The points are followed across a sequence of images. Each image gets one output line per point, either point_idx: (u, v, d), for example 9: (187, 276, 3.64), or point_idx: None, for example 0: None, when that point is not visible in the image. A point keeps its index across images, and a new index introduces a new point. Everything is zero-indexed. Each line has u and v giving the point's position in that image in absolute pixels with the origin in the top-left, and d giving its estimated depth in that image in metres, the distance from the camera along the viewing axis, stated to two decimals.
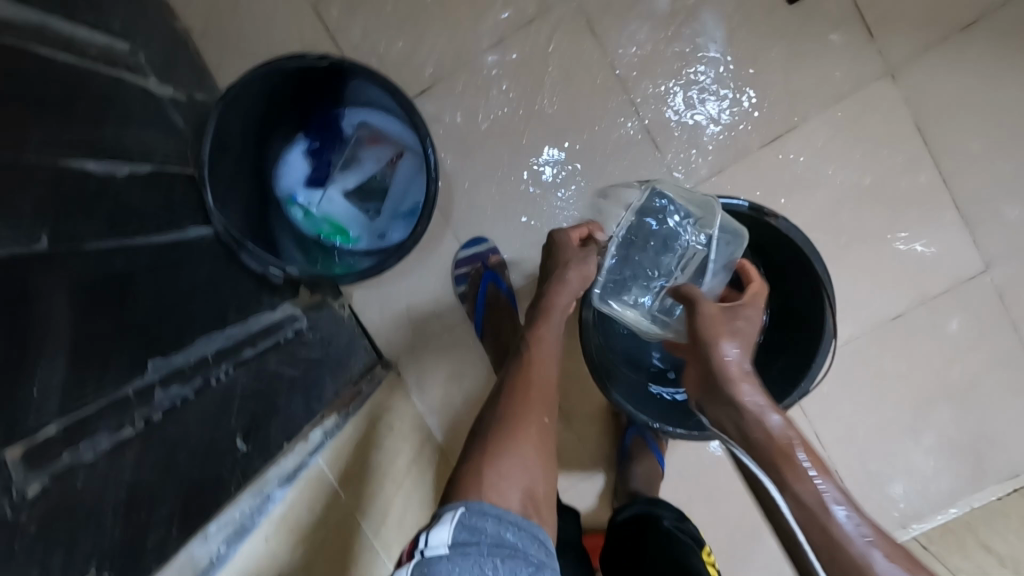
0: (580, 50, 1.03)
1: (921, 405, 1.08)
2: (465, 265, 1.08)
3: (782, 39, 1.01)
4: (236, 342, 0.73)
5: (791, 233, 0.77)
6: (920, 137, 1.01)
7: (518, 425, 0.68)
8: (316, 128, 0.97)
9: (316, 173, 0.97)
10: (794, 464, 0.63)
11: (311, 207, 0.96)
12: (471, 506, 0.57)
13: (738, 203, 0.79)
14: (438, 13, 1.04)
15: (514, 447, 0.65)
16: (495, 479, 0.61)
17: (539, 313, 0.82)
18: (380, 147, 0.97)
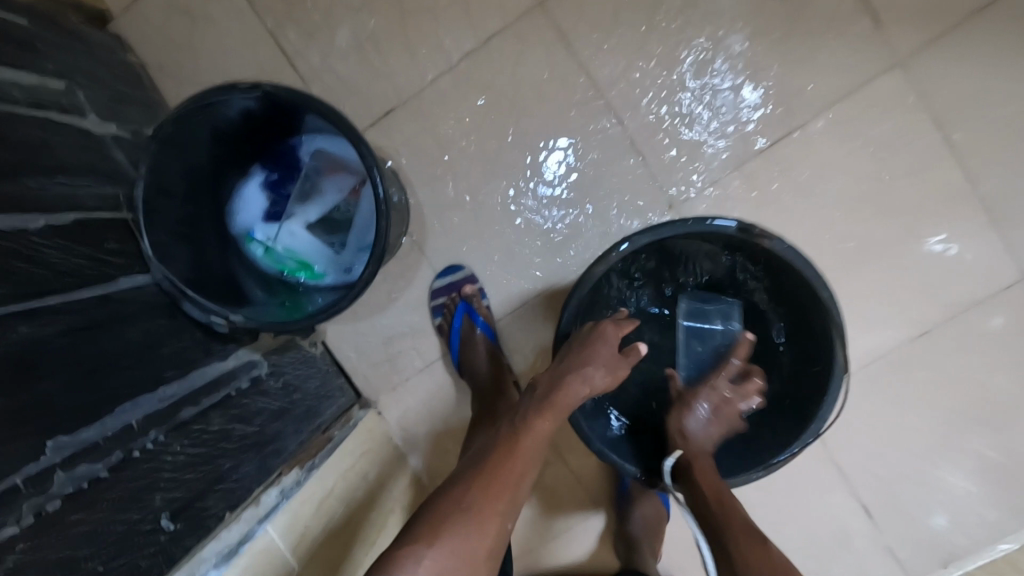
0: (553, 60, 0.95)
1: (956, 431, 0.96)
2: (441, 295, 1.01)
3: (778, 35, 0.91)
4: (173, 403, 0.66)
5: (787, 254, 0.67)
6: (937, 134, 0.90)
7: (480, 517, 0.60)
8: (273, 160, 0.91)
9: (275, 207, 0.91)
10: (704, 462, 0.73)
11: (271, 243, 0.89)
12: None
13: (725, 224, 0.69)
14: (399, 31, 0.97)
15: (464, 550, 0.57)
16: None
17: (545, 399, 0.70)
18: (341, 176, 0.90)
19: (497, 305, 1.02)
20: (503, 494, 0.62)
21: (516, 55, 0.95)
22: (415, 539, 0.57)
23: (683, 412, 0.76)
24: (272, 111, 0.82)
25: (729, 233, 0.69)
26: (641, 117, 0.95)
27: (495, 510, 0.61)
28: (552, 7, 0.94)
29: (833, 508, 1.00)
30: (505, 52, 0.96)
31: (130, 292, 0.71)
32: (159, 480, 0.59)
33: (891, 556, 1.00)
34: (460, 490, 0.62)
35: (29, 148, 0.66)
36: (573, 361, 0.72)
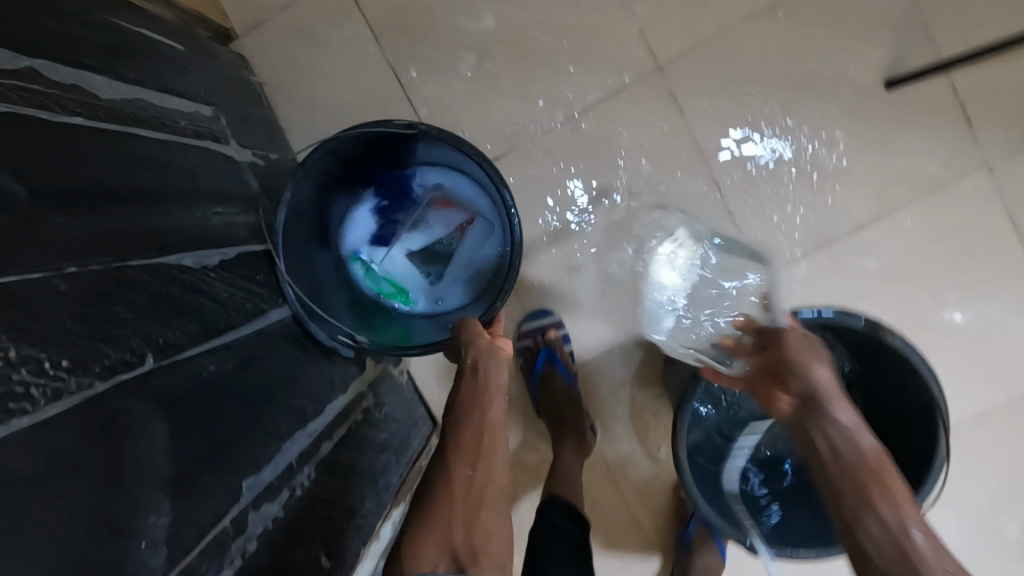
0: (664, 124, 0.99)
1: (999, 510, 1.03)
2: (526, 337, 1.03)
3: (875, 126, 0.97)
4: (317, 437, 0.69)
5: (910, 355, 0.70)
6: (1015, 234, 0.97)
7: (445, 480, 0.62)
8: (386, 186, 0.93)
9: (381, 232, 0.93)
10: (882, 486, 0.60)
11: (374, 266, 0.92)
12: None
13: (853, 319, 0.71)
14: (517, 77, 1.00)
15: (445, 512, 0.60)
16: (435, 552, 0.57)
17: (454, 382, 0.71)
18: (450, 211, 0.92)
19: (580, 351, 1.06)
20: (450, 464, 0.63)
21: (628, 114, 0.99)
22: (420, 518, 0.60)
23: (808, 377, 0.67)
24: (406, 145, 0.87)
25: (856, 326, 0.71)
26: (738, 186, 1.00)
27: (453, 468, 0.62)
28: (668, 74, 0.98)
29: None
30: (618, 111, 1.00)
31: (277, 324, 0.73)
32: (316, 517, 0.62)
33: None
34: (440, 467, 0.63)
35: (197, 182, 0.68)
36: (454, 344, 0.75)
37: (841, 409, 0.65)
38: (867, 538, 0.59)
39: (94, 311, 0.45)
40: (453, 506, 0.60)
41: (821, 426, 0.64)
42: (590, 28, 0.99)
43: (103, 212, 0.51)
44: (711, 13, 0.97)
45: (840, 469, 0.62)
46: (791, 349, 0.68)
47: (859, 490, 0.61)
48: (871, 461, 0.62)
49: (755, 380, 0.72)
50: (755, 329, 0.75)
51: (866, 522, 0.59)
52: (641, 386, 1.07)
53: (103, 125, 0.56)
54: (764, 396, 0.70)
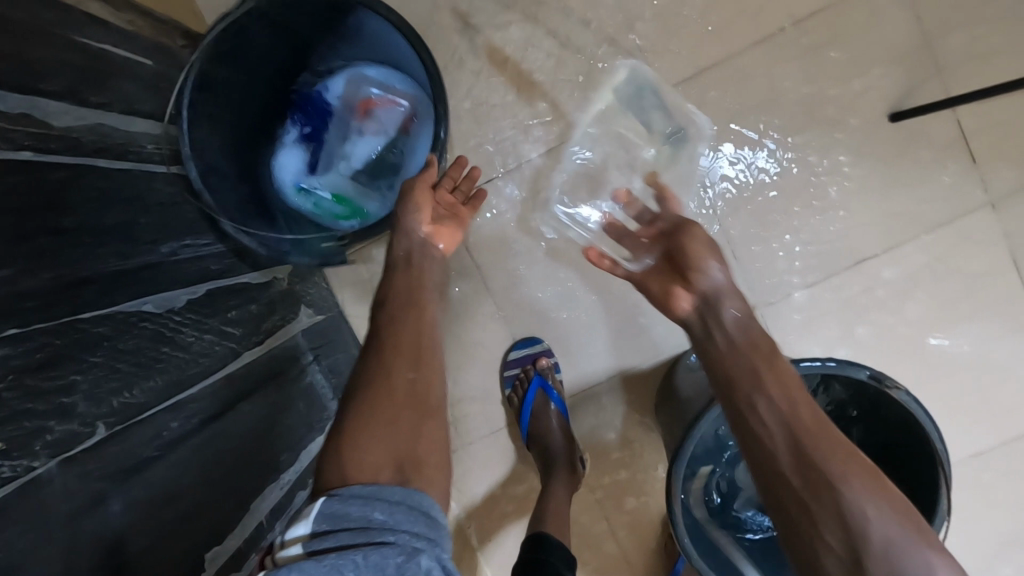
0: (660, 151, 0.96)
1: (991, 551, 1.01)
2: (515, 367, 1.00)
3: (882, 159, 0.93)
4: (289, 490, 0.65)
5: (912, 408, 0.68)
6: (1017, 274, 0.94)
7: (380, 381, 0.53)
8: (293, 101, 0.86)
9: (314, 158, 0.86)
10: (772, 363, 0.63)
11: (317, 188, 0.86)
12: (344, 492, 0.43)
13: (857, 369, 0.69)
14: (511, 99, 0.96)
15: (387, 417, 0.50)
16: (374, 460, 0.46)
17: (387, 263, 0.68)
18: (375, 100, 0.86)
19: (570, 381, 1.03)
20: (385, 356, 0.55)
21: (627, 139, 0.95)
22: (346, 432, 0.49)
23: (702, 269, 0.71)
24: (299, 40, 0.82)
25: (859, 378, 0.69)
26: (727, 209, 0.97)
27: (393, 369, 0.53)
28: (667, 100, 0.95)
29: None
30: (614, 137, 0.96)
31: (254, 365, 0.68)
32: None
33: None
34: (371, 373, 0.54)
35: (163, 215, 0.64)
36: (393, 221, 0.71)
37: (733, 296, 0.69)
38: (765, 427, 0.60)
39: (40, 379, 0.41)
40: (390, 405, 0.51)
41: (712, 314, 0.69)
42: (592, 49, 0.95)
43: (56, 262, 0.46)
44: (718, 37, 0.93)
45: (738, 354, 0.65)
46: (688, 249, 0.72)
47: (753, 373, 0.63)
48: (760, 345, 0.65)
49: (653, 279, 0.76)
50: (659, 225, 0.80)
51: (750, 407, 0.61)
52: (632, 419, 1.03)
53: (58, 158, 0.51)
54: (659, 287, 0.74)
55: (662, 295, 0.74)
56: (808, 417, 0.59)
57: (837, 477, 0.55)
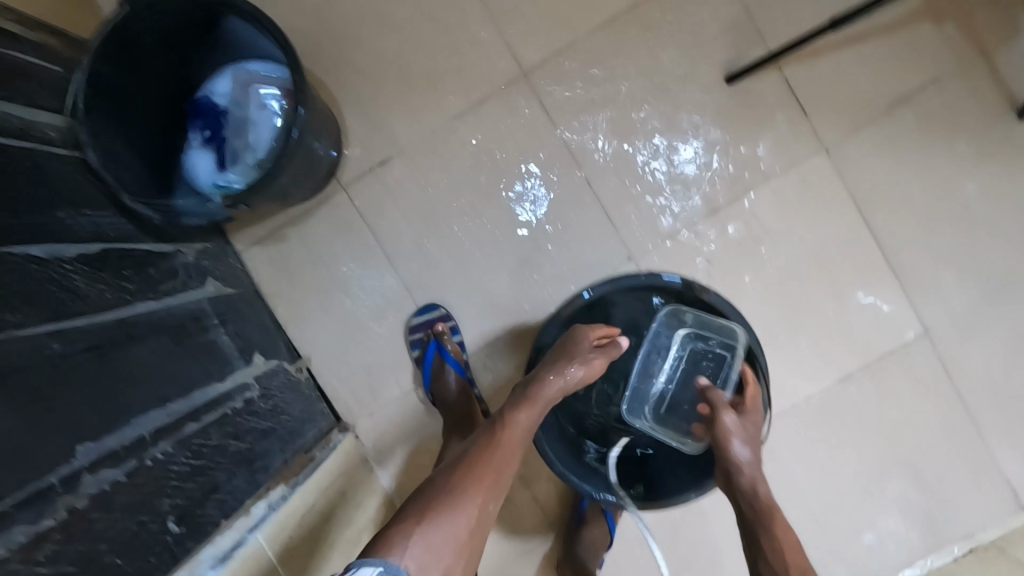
0: (531, 125, 1.07)
1: (873, 470, 1.10)
2: (419, 331, 1.09)
3: (723, 119, 1.06)
4: (178, 417, 0.73)
5: (720, 306, 0.86)
6: (857, 210, 1.05)
7: (454, 496, 0.70)
8: (195, 117, 0.99)
9: (220, 155, 0.98)
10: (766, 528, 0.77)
11: (231, 183, 0.97)
12: (390, 568, 0.61)
13: (673, 279, 0.86)
14: (395, 89, 1.07)
15: (444, 525, 0.67)
16: (421, 556, 0.63)
17: (528, 391, 0.82)
18: (263, 94, 0.98)
19: (471, 338, 1.10)
20: (489, 471, 0.73)
21: (501, 118, 1.07)
22: (408, 519, 0.67)
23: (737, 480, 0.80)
24: (175, 51, 0.94)
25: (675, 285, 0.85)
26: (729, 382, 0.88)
27: (479, 493, 0.71)
28: (533, 79, 1.06)
29: None
30: (489, 116, 1.07)
31: (144, 316, 0.77)
32: (168, 485, 0.66)
33: None
34: (446, 482, 0.72)
35: (58, 186, 0.73)
36: (551, 362, 0.86)
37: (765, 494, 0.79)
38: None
39: None
40: (456, 523, 0.67)
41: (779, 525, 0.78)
42: (460, 40, 1.06)
43: None
44: (568, 23, 1.06)
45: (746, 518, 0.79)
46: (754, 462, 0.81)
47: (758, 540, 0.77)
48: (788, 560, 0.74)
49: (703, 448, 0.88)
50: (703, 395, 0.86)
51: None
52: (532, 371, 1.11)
53: None
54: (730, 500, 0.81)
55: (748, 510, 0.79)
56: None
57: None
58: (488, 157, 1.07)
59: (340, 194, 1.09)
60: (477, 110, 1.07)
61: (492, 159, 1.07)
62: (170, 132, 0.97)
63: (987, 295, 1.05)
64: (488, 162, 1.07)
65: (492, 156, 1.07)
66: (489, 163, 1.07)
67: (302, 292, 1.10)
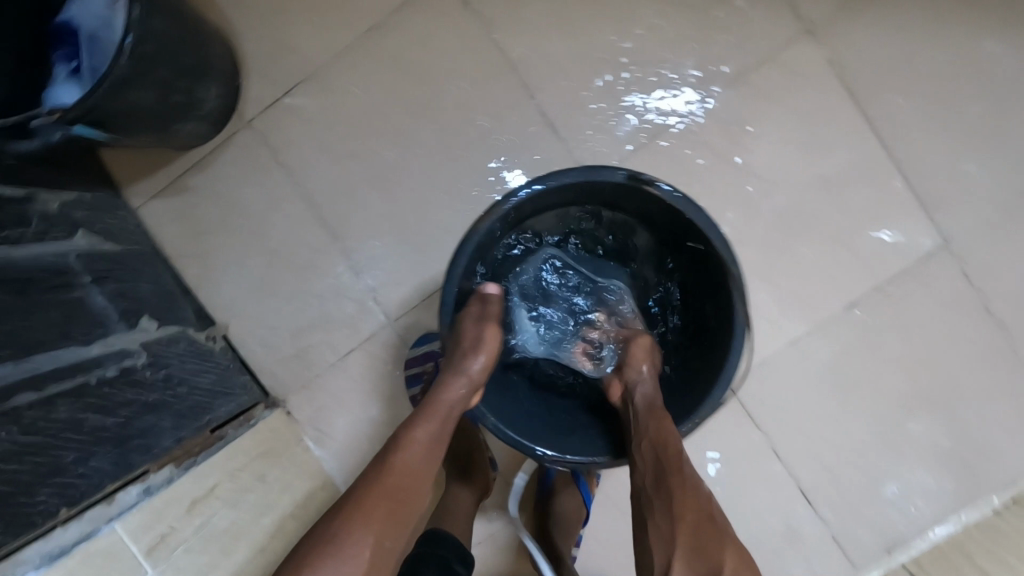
0: (461, 30, 0.90)
1: (892, 412, 0.94)
2: (419, 364, 0.91)
3: (686, 6, 0.89)
4: (8, 385, 0.57)
5: (674, 199, 0.67)
6: (852, 103, 0.89)
7: (338, 540, 0.56)
8: (58, 50, 0.82)
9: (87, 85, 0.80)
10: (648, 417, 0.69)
11: None
12: None
13: (612, 173, 0.68)
14: (299, 1, 0.91)
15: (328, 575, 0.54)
16: None
17: (425, 403, 0.68)
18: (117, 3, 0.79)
19: (410, 288, 0.94)
20: (382, 504, 0.59)
21: (425, 26, 0.91)
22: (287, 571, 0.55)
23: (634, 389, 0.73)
24: None
25: (618, 181, 0.68)
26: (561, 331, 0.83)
27: (365, 532, 0.57)
28: None
29: (769, 496, 0.95)
30: (411, 23, 0.91)
31: None
32: None
33: (837, 547, 0.96)
34: (329, 520, 0.58)
35: None
36: (447, 362, 0.71)
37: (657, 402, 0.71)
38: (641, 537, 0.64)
39: None
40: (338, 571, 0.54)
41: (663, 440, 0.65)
42: None
43: None
44: None
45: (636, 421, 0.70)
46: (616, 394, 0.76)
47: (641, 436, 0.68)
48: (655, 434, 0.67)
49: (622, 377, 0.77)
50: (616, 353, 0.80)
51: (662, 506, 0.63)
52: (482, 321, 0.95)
53: None
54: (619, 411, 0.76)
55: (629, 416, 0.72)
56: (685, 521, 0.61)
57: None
58: (415, 71, 0.91)
59: (245, 131, 0.94)
60: (396, 17, 0.91)
61: (419, 74, 0.91)
62: (32, 71, 0.82)
63: (1009, 194, 0.90)
64: (415, 78, 0.91)
65: (420, 71, 0.91)
66: (415, 80, 0.91)
67: (213, 250, 0.95)
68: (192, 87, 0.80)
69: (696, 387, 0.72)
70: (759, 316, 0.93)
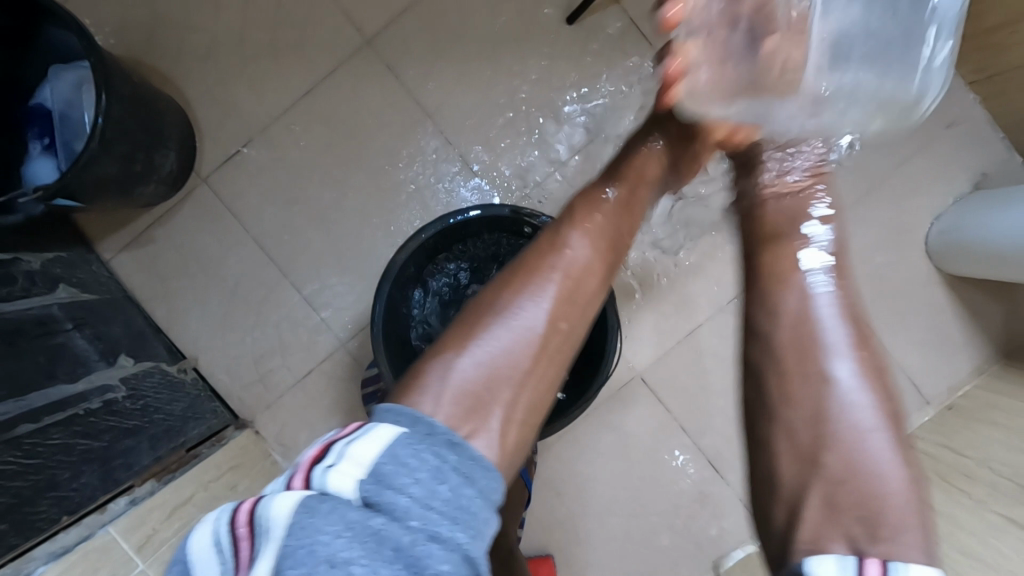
0: (384, 89, 1.06)
1: None
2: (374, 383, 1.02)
3: (573, 58, 1.06)
4: (10, 418, 0.69)
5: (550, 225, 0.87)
6: None
7: (503, 313, 0.60)
8: (30, 129, 0.95)
9: (60, 159, 0.94)
10: (786, 278, 0.68)
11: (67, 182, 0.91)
12: (425, 414, 0.50)
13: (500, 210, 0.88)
14: (241, 72, 1.06)
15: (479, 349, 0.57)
16: (461, 386, 0.54)
17: (558, 223, 0.69)
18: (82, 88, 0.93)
19: (358, 313, 1.08)
20: (550, 290, 0.62)
21: (353, 87, 1.06)
22: (442, 348, 0.58)
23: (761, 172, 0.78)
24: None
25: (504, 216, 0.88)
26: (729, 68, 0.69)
27: (512, 302, 0.60)
28: (378, 44, 1.06)
29: (681, 467, 1.11)
30: (341, 86, 1.06)
31: None
32: None
33: (744, 506, 1.11)
34: (492, 295, 0.62)
35: None
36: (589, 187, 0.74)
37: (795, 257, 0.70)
38: (786, 418, 0.61)
39: None
40: (504, 345, 0.58)
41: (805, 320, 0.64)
42: (299, 13, 1.05)
43: None
44: None
45: (775, 265, 0.70)
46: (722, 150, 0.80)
47: (771, 291, 0.68)
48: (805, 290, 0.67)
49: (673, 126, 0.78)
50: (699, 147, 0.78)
51: (801, 381, 0.61)
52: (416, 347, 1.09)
53: None
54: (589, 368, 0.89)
55: (770, 274, 0.69)
56: (871, 397, 0.60)
57: (871, 447, 0.57)
58: (347, 126, 1.06)
59: (202, 187, 1.07)
60: (327, 82, 1.06)
61: (351, 129, 1.06)
62: (10, 149, 0.95)
63: (849, 194, 1.08)
64: (347, 132, 1.06)
65: (351, 126, 1.06)
66: (348, 134, 1.06)
67: (180, 293, 1.08)
68: (152, 155, 0.94)
69: (585, 376, 0.90)
70: (659, 313, 1.09)
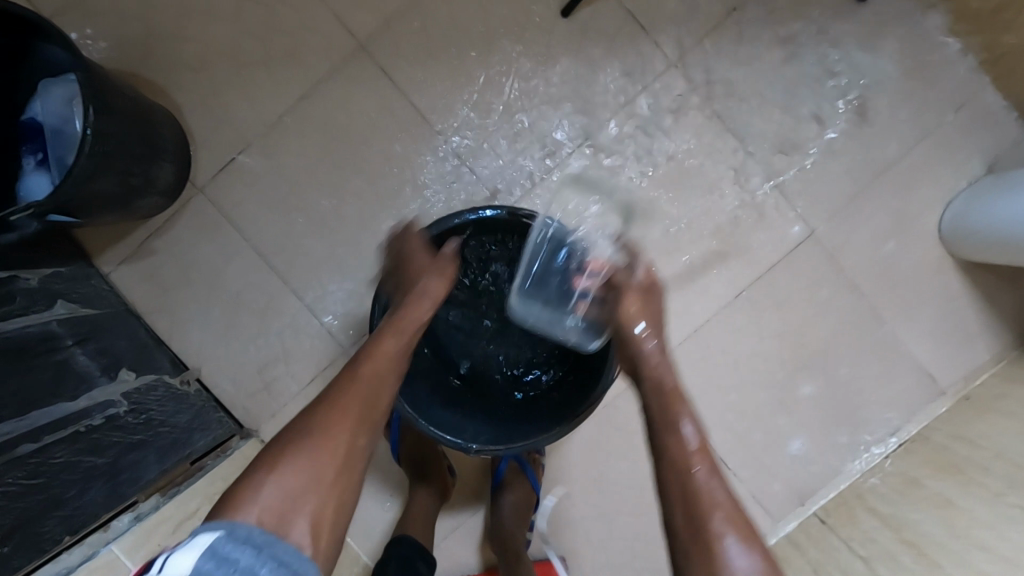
0: (378, 91, 1.04)
1: (786, 379, 1.08)
2: None
3: (570, 52, 1.04)
4: (11, 439, 0.69)
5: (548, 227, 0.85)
6: (718, 121, 1.05)
7: (313, 438, 0.63)
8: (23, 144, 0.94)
9: (54, 174, 0.93)
10: (670, 412, 0.72)
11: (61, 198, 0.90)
12: (234, 532, 0.54)
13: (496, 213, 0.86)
14: (234, 80, 1.05)
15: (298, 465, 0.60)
16: (276, 504, 0.58)
17: (375, 334, 0.75)
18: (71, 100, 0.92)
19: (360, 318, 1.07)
20: (348, 406, 0.66)
21: (347, 91, 1.04)
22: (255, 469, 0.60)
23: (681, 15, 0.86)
24: None
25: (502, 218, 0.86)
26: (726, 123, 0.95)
27: (323, 427, 0.64)
28: (371, 46, 1.04)
29: None
30: (335, 90, 1.04)
31: None
32: None
33: (756, 503, 1.09)
34: (302, 420, 0.65)
35: None
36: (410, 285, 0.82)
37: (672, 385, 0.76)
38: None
39: None
40: (319, 461, 0.61)
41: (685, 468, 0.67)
42: (290, 16, 1.04)
43: None
44: None
45: (654, 396, 0.75)
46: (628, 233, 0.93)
47: (662, 424, 0.72)
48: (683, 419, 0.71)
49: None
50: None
51: (685, 530, 0.64)
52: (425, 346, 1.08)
53: None
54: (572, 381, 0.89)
55: (656, 415, 0.74)
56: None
57: None
58: (343, 129, 1.05)
59: (199, 197, 1.06)
60: (320, 86, 1.04)
61: (347, 133, 1.05)
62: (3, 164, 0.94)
63: (858, 181, 1.05)
64: (343, 136, 1.05)
65: (347, 129, 1.05)
66: (343, 138, 1.05)
67: (181, 304, 1.07)
68: (146, 167, 0.93)
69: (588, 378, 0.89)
70: (665, 309, 1.07)
